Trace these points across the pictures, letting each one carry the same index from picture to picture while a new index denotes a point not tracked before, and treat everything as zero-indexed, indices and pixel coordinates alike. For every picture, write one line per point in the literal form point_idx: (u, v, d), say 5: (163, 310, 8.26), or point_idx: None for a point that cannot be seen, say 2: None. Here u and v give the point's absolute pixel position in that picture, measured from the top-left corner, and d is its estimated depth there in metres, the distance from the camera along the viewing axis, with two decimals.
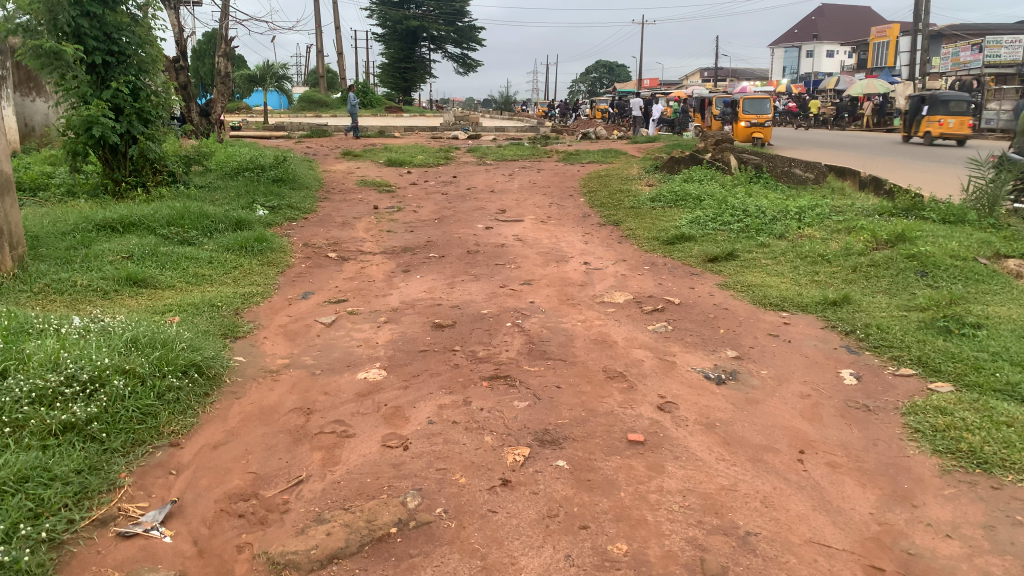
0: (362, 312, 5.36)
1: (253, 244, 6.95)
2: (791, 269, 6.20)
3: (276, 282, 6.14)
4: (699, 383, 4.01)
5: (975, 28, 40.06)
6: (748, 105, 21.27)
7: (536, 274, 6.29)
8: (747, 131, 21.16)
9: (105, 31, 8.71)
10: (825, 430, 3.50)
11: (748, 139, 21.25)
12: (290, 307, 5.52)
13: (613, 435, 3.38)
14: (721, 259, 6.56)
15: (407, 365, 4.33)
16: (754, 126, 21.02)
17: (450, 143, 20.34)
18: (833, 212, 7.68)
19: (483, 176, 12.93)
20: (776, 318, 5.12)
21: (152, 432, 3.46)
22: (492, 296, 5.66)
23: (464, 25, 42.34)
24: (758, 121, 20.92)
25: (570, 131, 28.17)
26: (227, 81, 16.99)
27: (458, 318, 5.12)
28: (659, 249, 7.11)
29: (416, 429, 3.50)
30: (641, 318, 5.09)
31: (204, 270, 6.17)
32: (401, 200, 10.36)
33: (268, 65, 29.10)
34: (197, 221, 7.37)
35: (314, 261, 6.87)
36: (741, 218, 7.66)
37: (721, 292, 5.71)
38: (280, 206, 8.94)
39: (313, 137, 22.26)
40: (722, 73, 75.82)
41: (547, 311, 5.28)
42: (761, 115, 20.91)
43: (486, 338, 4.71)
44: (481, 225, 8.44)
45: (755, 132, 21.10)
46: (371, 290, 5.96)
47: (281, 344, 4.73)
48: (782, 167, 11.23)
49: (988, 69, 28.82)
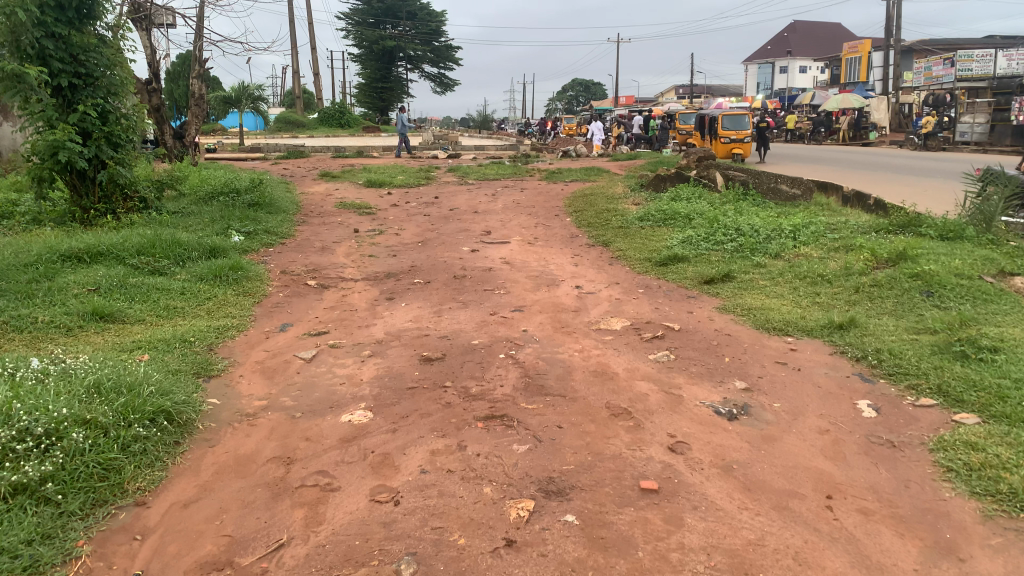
0: (345, 344, 5.05)
1: (228, 273, 6.62)
2: (791, 290, 5.99)
3: (253, 314, 5.81)
4: (710, 420, 3.74)
5: (946, 44, 40.58)
6: (727, 121, 21.23)
7: (527, 300, 6.02)
8: (727, 147, 21.10)
9: (72, 52, 8.37)
10: (851, 471, 3.24)
11: (729, 155, 21.16)
12: (267, 341, 5.20)
13: (624, 482, 3.10)
14: (718, 280, 6.32)
15: (395, 405, 4.01)
16: (733, 141, 20.98)
17: (430, 163, 20.14)
18: (829, 230, 7.50)
19: (465, 196, 12.69)
20: (781, 344, 4.88)
21: (115, 490, 3.12)
22: (482, 324, 5.38)
23: (441, 45, 42.44)
24: (737, 137, 20.91)
25: (550, 149, 28.11)
26: (201, 103, 16.71)
27: (447, 350, 4.83)
28: (652, 270, 6.88)
29: (408, 479, 3.20)
30: (641, 346, 4.82)
31: (175, 302, 5.83)
32: (382, 222, 10.07)
33: (243, 86, 28.81)
34: (169, 249, 7.03)
35: (293, 290, 6.55)
36: (734, 236, 7.44)
37: (721, 317, 5.46)
38: (256, 231, 8.61)
39: (290, 158, 21.98)
40: (698, 91, 76.56)
41: (542, 340, 5.00)
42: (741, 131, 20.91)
43: (479, 372, 4.42)
44: (466, 247, 8.17)
45: (735, 148, 21.04)
46: (354, 320, 5.66)
47: (258, 384, 4.40)
48: (768, 183, 11.08)
49: (960, 83, 29.15)
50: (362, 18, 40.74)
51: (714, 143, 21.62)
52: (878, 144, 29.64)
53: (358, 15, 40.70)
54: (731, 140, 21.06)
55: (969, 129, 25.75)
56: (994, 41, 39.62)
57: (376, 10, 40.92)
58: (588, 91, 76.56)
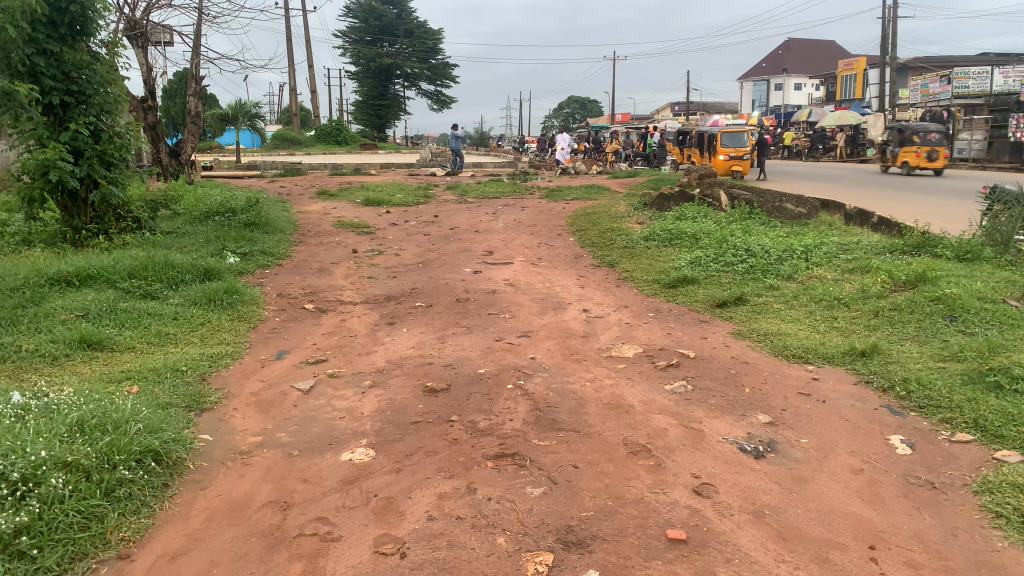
0: (344, 374, 4.81)
1: (223, 296, 6.39)
2: (807, 314, 5.78)
3: (249, 341, 5.58)
4: (735, 458, 3.51)
5: (942, 61, 40.65)
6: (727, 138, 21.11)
7: (534, 324, 5.79)
8: (727, 164, 20.98)
9: (64, 70, 8.21)
10: (892, 517, 3.00)
11: (729, 172, 21.04)
12: (263, 370, 4.96)
13: (649, 531, 2.87)
14: (731, 303, 6.11)
15: (398, 442, 3.78)
16: (733, 158, 20.87)
17: (427, 180, 19.99)
18: (841, 250, 7.31)
19: (465, 214, 12.50)
20: (802, 373, 4.66)
21: (96, 542, 2.87)
22: (487, 351, 5.15)
23: (438, 63, 42.53)
24: (737, 154, 20.81)
25: (549, 167, 28.01)
26: (198, 121, 16.57)
27: (452, 380, 4.59)
28: (661, 292, 6.67)
29: (414, 528, 2.96)
30: (655, 375, 4.60)
31: (167, 328, 5.59)
32: (381, 242, 9.85)
33: (240, 104, 28.72)
34: (162, 271, 6.80)
35: (289, 314, 6.32)
36: (745, 257, 7.23)
37: (737, 343, 5.24)
38: (252, 252, 8.39)
39: (287, 176, 21.83)
40: (694, 108, 76.89)
41: (551, 369, 4.77)
42: (740, 148, 20.83)
43: (487, 403, 4.18)
44: (468, 268, 7.95)
45: (735, 165, 20.92)
46: (354, 347, 5.42)
47: (253, 418, 4.15)
48: (774, 202, 10.92)
49: (957, 100, 29.15)
50: (360, 36, 40.71)
51: (713, 160, 21.51)
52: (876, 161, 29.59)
53: (354, 33, 40.77)
54: (730, 157, 20.95)
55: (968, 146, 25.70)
56: (989, 59, 39.75)
57: (373, 28, 40.88)
58: (584, 108, 76.81)
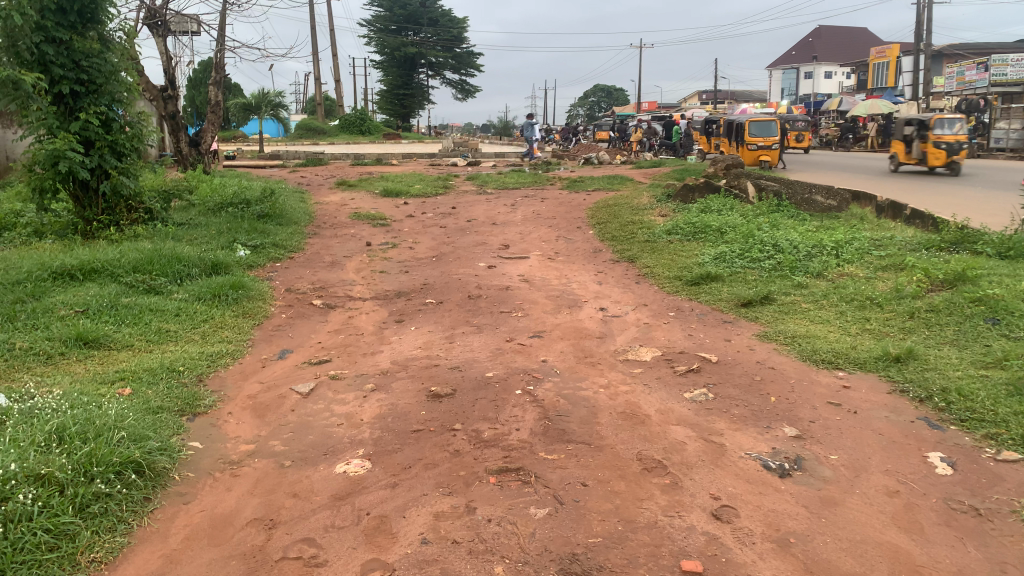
0: (346, 376, 4.59)
1: (228, 291, 6.21)
2: (838, 315, 5.47)
3: (251, 339, 5.38)
4: (758, 477, 3.24)
5: (978, 48, 39.57)
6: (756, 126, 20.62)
7: (547, 324, 5.53)
8: (754, 154, 20.52)
9: (74, 58, 8.06)
10: (932, 549, 2.72)
11: (757, 162, 20.57)
12: (263, 371, 4.75)
13: (661, 562, 2.61)
14: (757, 303, 5.80)
15: (397, 453, 3.55)
16: (761, 148, 20.40)
17: (448, 171, 19.80)
18: (873, 246, 6.96)
19: (484, 205, 12.25)
20: (832, 380, 4.35)
21: (65, 562, 2.65)
22: (497, 352, 4.90)
23: (462, 52, 42.20)
24: (765, 144, 20.34)
25: (572, 157, 27.69)
26: (218, 110, 16.46)
27: (458, 384, 4.34)
28: (683, 290, 6.37)
29: (406, 552, 2.73)
30: (674, 381, 4.32)
31: (168, 325, 5.41)
32: (396, 235, 9.64)
33: (263, 93, 28.67)
34: (168, 265, 6.62)
35: (296, 310, 6.12)
36: (772, 253, 6.90)
37: (763, 346, 4.94)
38: (263, 244, 8.21)
39: (309, 166, 21.74)
40: (721, 97, 75.93)
41: (563, 373, 4.50)
42: (768, 138, 20.35)
43: (493, 411, 3.94)
44: (483, 263, 7.70)
45: (762, 155, 20.45)
46: (359, 346, 5.20)
47: (247, 424, 3.95)
48: (802, 194, 10.56)
49: (994, 88, 28.34)
50: (384, 25, 40.50)
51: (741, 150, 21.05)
52: None
53: (379, 22, 40.59)
54: (758, 147, 20.46)
55: (1004, 136, 25.03)
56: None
57: (397, 17, 40.70)
58: (609, 97, 76.04)
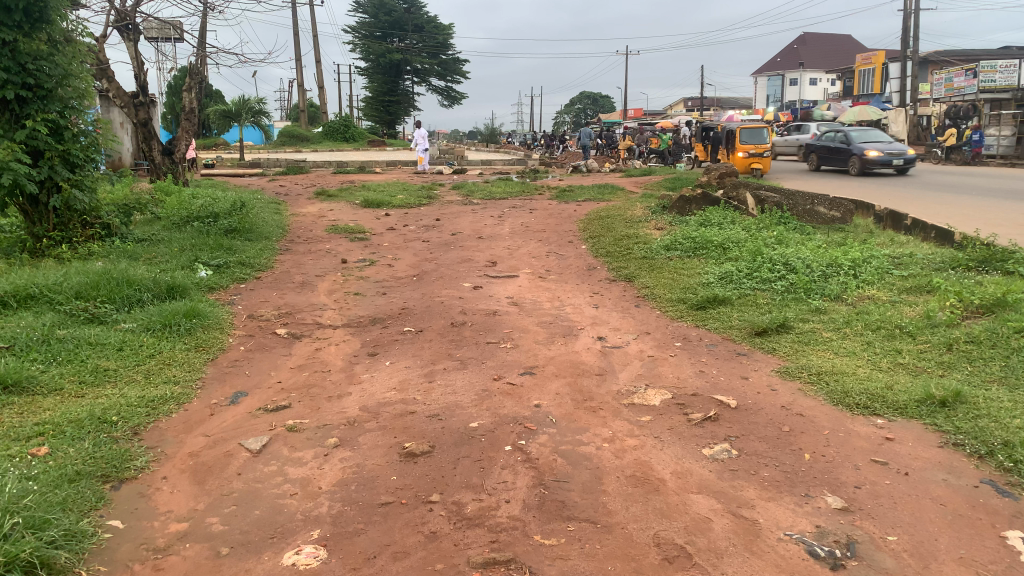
0: (306, 428, 3.94)
1: (181, 320, 5.53)
2: (864, 347, 4.87)
3: (201, 379, 4.71)
4: (806, 570, 2.62)
5: (965, 55, 39.53)
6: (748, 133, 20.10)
7: (539, 357, 4.90)
8: (746, 163, 20.08)
9: (20, 62, 7.39)
10: None
11: (748, 170, 20.10)
12: (210, 421, 4.09)
13: None
14: (773, 332, 5.19)
15: (360, 535, 2.91)
16: (751, 156, 19.99)
17: (433, 178, 19.21)
18: (894, 265, 6.39)
19: (469, 217, 11.65)
20: (871, 431, 3.73)
21: None
22: (482, 395, 4.27)
23: (448, 58, 41.71)
24: (756, 152, 19.91)
25: (560, 165, 27.13)
26: (192, 117, 15.75)
27: (438, 438, 3.70)
28: (688, 315, 5.76)
29: None
30: (690, 434, 3.69)
31: (108, 364, 4.73)
32: (375, 250, 8.97)
33: (244, 99, 27.93)
34: (116, 289, 5.94)
35: (256, 342, 5.46)
36: (783, 273, 6.30)
37: (785, 387, 4.33)
38: (228, 263, 7.55)
39: (289, 174, 21.06)
40: (707, 103, 76.07)
41: (559, 422, 3.87)
42: (759, 146, 19.89)
43: (478, 476, 3.30)
44: (467, 283, 7.06)
45: (754, 163, 20.04)
46: (325, 387, 4.55)
47: (181, 494, 3.28)
48: (804, 205, 10.05)
49: (983, 94, 28.15)
50: (369, 31, 39.86)
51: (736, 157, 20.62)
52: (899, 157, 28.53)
53: (365, 28, 40.01)
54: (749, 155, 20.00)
55: (995, 141, 24.95)
56: (1012, 53, 38.66)
57: (382, 23, 40.11)
58: (596, 104, 75.65)
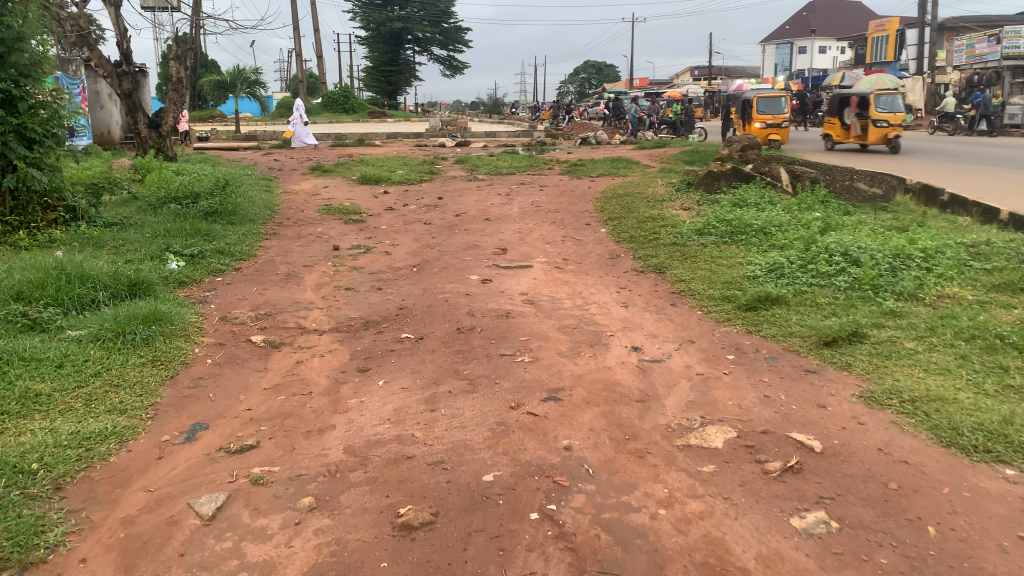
0: (276, 479, 3.10)
1: (138, 326, 4.66)
2: (963, 363, 3.97)
3: (154, 406, 3.85)
4: None
5: (985, 20, 38.08)
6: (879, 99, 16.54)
7: (564, 376, 4.03)
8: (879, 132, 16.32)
9: None
10: None
11: (882, 142, 16.52)
12: (157, 469, 3.24)
13: None
14: (844, 341, 4.32)
15: None
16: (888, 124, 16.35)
17: (435, 152, 18.26)
18: (971, 257, 5.48)
19: (475, 195, 10.74)
20: (1005, 488, 2.87)
21: None
22: (498, 431, 3.41)
23: (450, 27, 40.29)
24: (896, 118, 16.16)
25: (567, 136, 26.12)
26: (179, 88, 14.72)
27: (444, 500, 2.85)
28: (738, 317, 4.89)
29: None
30: (770, 495, 2.85)
31: (40, 388, 3.85)
32: (372, 235, 8.09)
33: (239, 69, 26.77)
34: (66, 288, 5.07)
35: (226, 353, 4.60)
36: (844, 266, 5.42)
37: (876, 419, 3.47)
38: (204, 251, 6.68)
39: (284, 147, 20.12)
40: (713, 72, 74.47)
41: (599, 475, 3.01)
42: (894, 112, 16.58)
43: (496, 565, 2.47)
44: (474, 275, 6.18)
45: (889, 132, 16.70)
46: (303, 418, 3.69)
47: None
48: (841, 181, 9.17)
49: (1008, 61, 26.88)
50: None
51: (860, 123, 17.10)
52: (919, 128, 27.33)
53: None
54: (883, 122, 16.68)
55: (1019, 110, 23.47)
56: None
57: None
58: (601, 74, 74.03)
